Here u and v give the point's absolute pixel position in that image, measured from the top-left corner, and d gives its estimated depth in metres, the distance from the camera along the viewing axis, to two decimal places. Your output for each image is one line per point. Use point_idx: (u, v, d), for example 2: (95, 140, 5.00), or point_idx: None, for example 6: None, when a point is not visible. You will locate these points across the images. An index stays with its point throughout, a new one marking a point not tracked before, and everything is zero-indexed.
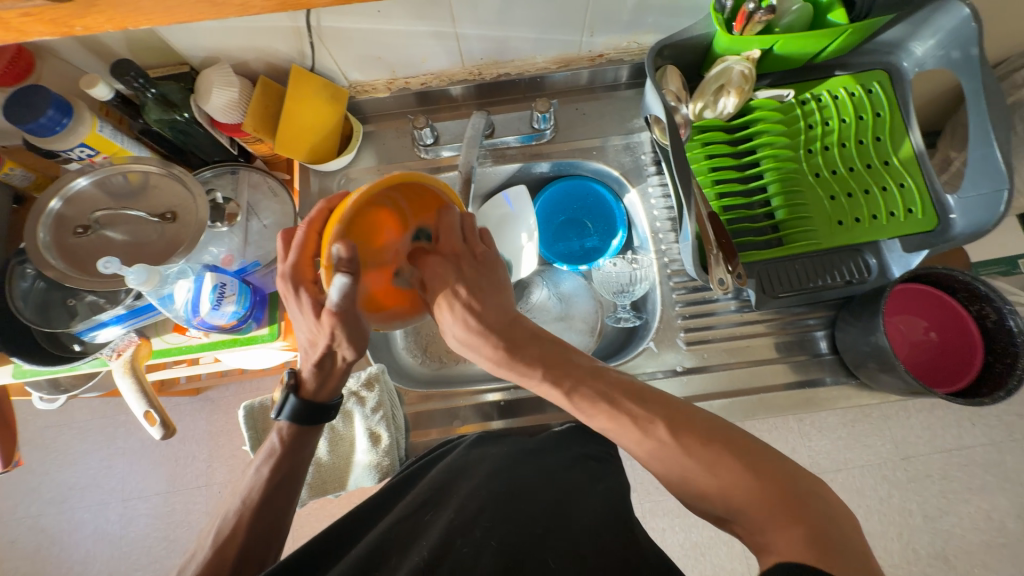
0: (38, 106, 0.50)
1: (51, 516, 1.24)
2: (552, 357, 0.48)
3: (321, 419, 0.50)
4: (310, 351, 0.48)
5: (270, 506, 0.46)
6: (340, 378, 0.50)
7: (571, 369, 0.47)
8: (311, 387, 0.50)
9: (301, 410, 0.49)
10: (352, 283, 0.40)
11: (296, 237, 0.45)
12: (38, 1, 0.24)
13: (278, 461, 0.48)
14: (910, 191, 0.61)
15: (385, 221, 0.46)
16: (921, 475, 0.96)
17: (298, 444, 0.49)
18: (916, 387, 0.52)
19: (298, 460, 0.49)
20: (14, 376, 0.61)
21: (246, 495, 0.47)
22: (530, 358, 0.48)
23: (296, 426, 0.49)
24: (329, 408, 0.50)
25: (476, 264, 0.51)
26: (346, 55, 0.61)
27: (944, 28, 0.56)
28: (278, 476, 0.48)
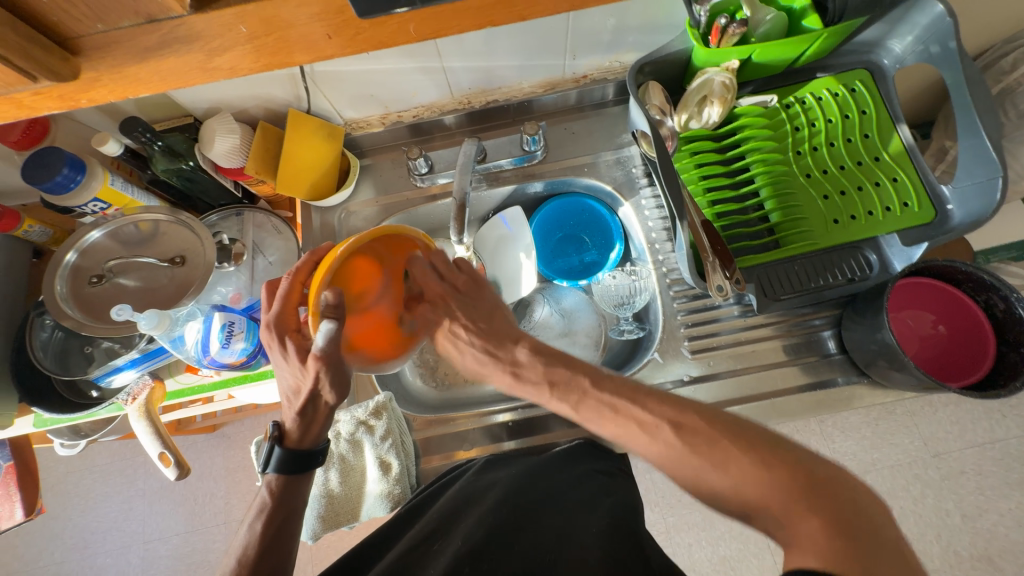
0: (53, 165, 0.53)
1: (75, 562, 1.25)
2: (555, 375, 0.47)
3: (309, 466, 0.50)
4: (296, 396, 0.49)
5: (267, 557, 0.45)
6: (326, 422, 0.51)
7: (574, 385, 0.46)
8: (297, 433, 0.50)
9: (287, 459, 0.49)
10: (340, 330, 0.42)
11: (280, 288, 0.47)
12: (46, 82, 0.26)
13: (271, 514, 0.48)
14: (904, 185, 0.61)
15: (368, 268, 0.47)
16: (954, 472, 0.93)
17: (289, 492, 0.49)
18: (928, 383, 0.51)
19: (289, 509, 0.48)
20: (35, 426, 0.63)
21: (243, 549, 0.46)
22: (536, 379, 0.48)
23: (285, 474, 0.49)
24: (317, 452, 0.51)
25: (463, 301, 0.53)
26: (340, 96, 0.64)
27: (920, 24, 0.57)
28: (272, 525, 0.47)
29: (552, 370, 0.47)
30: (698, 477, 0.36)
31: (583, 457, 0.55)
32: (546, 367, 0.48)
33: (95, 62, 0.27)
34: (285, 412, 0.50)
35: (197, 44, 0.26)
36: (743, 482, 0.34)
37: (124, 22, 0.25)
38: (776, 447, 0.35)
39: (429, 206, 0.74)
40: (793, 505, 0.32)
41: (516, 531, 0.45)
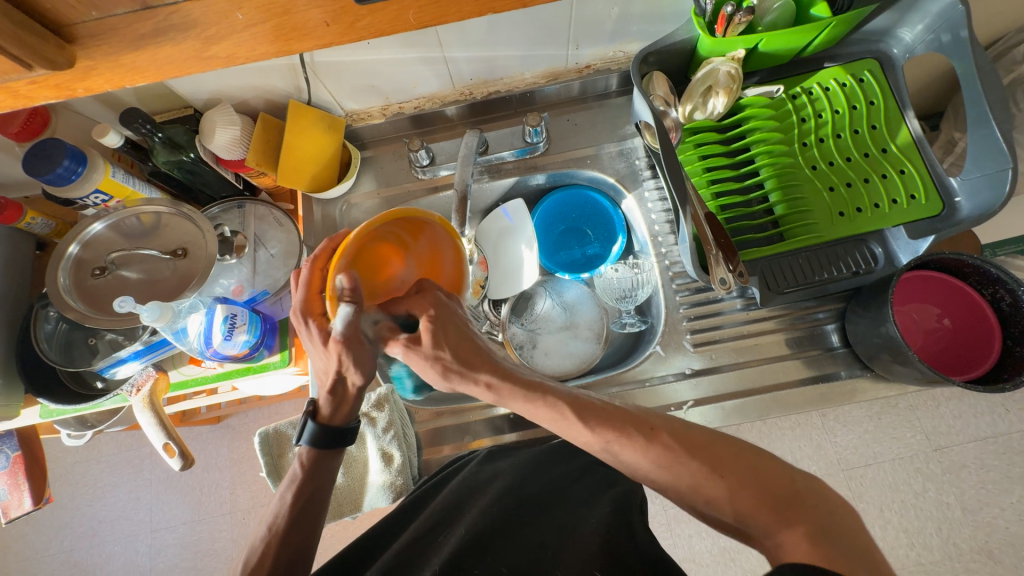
0: (54, 157, 0.53)
1: (83, 550, 1.27)
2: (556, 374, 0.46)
3: (342, 442, 0.50)
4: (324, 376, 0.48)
5: (296, 528, 0.46)
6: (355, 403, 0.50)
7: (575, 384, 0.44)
8: (330, 411, 0.50)
9: (319, 435, 0.49)
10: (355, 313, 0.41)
11: (301, 275, 0.46)
12: (42, 71, 0.25)
13: (301, 486, 0.48)
14: (912, 177, 0.60)
15: (387, 252, 0.47)
16: (956, 466, 0.93)
17: (320, 468, 0.49)
18: (933, 377, 0.51)
19: (320, 484, 0.48)
20: (40, 417, 0.64)
21: (270, 523, 0.46)
22: (536, 379, 0.46)
23: (315, 451, 0.49)
24: (349, 432, 0.50)
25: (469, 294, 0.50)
26: (341, 87, 0.64)
27: (931, 12, 0.56)
28: (302, 499, 0.47)
29: (553, 372, 0.46)
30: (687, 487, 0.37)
31: (582, 449, 0.56)
32: (548, 369, 0.46)
33: (91, 51, 0.26)
34: (320, 388, 0.50)
35: (194, 32, 0.26)
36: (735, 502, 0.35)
37: (119, 9, 0.25)
38: (765, 468, 0.36)
39: (430, 198, 0.74)
40: (776, 514, 0.34)
41: (518, 521, 0.45)
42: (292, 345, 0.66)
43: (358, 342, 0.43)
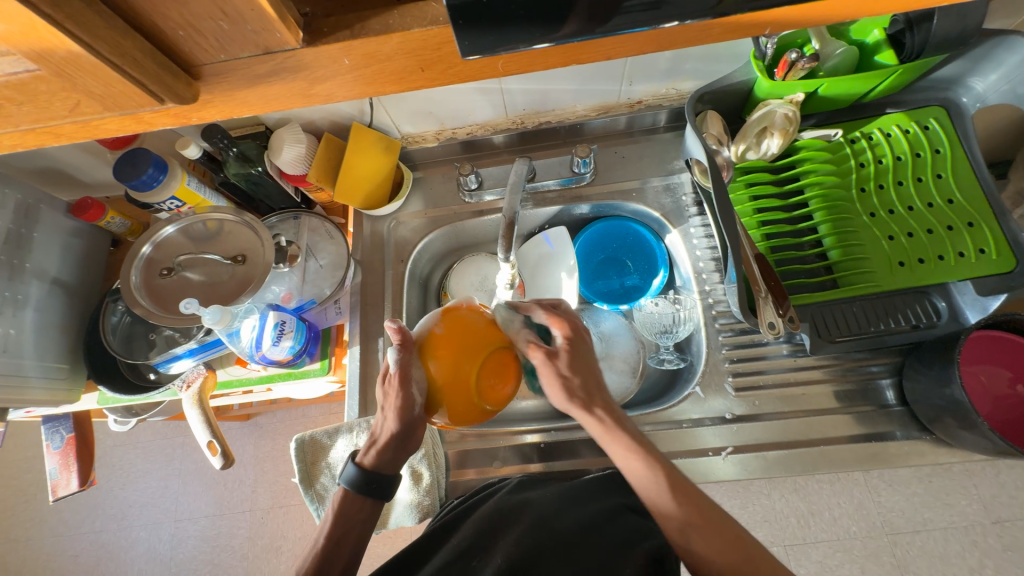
0: (141, 165, 0.58)
1: (112, 532, 1.31)
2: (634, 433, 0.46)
3: (377, 495, 0.50)
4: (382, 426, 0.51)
5: (334, 557, 0.47)
6: (398, 447, 0.50)
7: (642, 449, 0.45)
8: (374, 455, 0.51)
9: (360, 481, 0.49)
10: (403, 355, 0.46)
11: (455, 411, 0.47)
12: (169, 103, 0.26)
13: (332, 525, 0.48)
14: (981, 231, 0.57)
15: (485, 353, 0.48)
16: (1019, 544, 0.84)
17: (351, 508, 0.49)
18: (1005, 448, 0.47)
19: (348, 526, 0.48)
20: (98, 403, 0.67)
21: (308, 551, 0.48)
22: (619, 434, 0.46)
23: (348, 492, 0.49)
24: (388, 480, 0.50)
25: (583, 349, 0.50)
26: (400, 111, 0.67)
27: (1008, 64, 0.55)
28: (340, 547, 0.47)
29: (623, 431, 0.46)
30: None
31: (614, 488, 0.54)
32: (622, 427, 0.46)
33: (211, 86, 0.28)
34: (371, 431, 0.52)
35: (302, 73, 0.27)
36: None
37: (243, 53, 0.26)
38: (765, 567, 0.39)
39: (475, 221, 0.75)
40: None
41: (553, 550, 0.45)
42: (331, 355, 0.68)
43: (410, 386, 0.47)
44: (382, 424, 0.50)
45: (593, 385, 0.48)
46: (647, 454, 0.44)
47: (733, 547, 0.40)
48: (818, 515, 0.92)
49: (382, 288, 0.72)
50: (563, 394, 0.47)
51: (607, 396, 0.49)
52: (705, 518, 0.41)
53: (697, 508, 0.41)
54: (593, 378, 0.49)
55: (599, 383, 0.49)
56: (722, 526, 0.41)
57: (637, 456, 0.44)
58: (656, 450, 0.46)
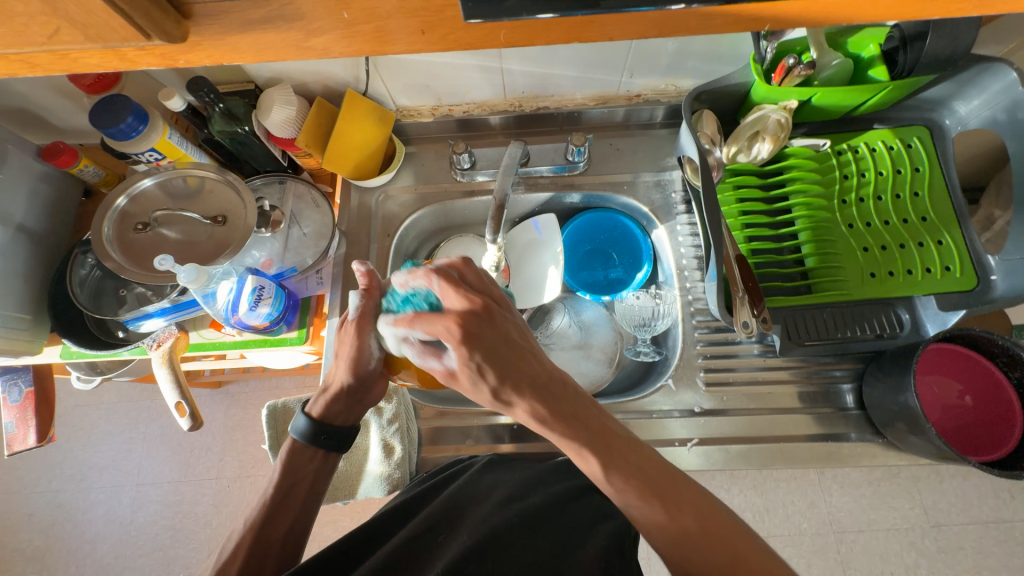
0: (119, 113, 0.55)
1: (69, 493, 1.28)
2: (584, 416, 0.39)
3: (329, 446, 0.50)
4: (333, 375, 0.50)
5: (280, 518, 0.47)
6: (351, 398, 0.51)
7: (609, 439, 0.39)
8: (324, 405, 0.50)
9: (311, 431, 0.50)
10: (365, 299, 0.47)
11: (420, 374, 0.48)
12: (156, 40, 0.25)
13: (279, 479, 0.48)
14: (948, 249, 0.60)
15: None
16: (953, 547, 0.91)
17: (298, 464, 0.49)
18: (948, 453, 0.50)
19: (297, 479, 0.48)
20: (61, 357, 0.65)
21: (252, 514, 0.47)
22: (568, 422, 0.38)
23: (299, 444, 0.49)
24: (337, 432, 0.50)
25: (484, 320, 0.38)
26: (397, 82, 0.66)
27: (990, 89, 0.56)
28: (282, 501, 0.47)
29: (562, 417, 0.38)
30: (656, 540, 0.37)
31: (581, 471, 0.55)
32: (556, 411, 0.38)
33: (203, 28, 0.26)
34: (324, 378, 0.51)
35: (300, 24, 0.26)
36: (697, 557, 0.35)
37: None
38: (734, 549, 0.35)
39: (466, 202, 0.75)
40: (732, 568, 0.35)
41: (519, 531, 0.45)
42: (310, 325, 0.67)
43: (366, 333, 0.47)
44: (334, 372, 0.50)
45: (509, 375, 0.38)
46: (581, 433, 0.38)
47: (671, 506, 0.37)
48: (773, 511, 0.96)
49: (366, 261, 0.71)
50: (477, 396, 0.39)
51: (533, 382, 0.39)
52: (642, 486, 0.37)
53: (632, 478, 0.37)
54: (507, 360, 0.38)
55: (518, 357, 0.38)
56: (661, 492, 0.37)
57: (572, 439, 0.38)
58: (590, 418, 0.39)
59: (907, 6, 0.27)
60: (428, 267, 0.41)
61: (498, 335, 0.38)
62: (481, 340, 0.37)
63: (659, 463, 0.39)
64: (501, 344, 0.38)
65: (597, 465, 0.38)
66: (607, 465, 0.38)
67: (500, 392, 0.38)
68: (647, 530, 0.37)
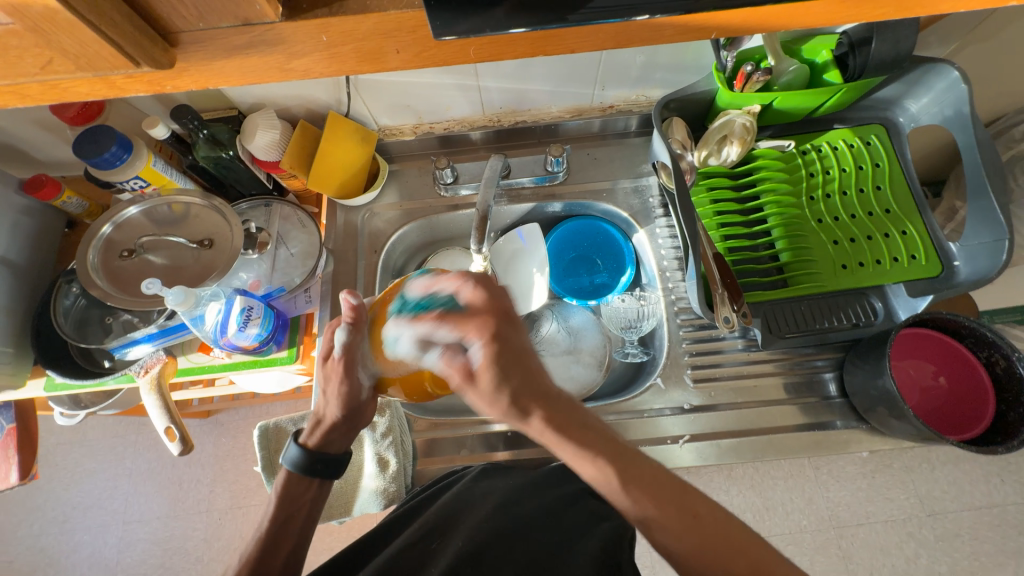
0: (103, 143, 0.56)
1: (51, 536, 1.23)
2: (604, 444, 0.39)
3: (323, 474, 0.50)
4: (324, 407, 0.50)
5: (275, 548, 0.46)
6: (345, 427, 0.51)
7: (626, 459, 0.39)
8: (319, 436, 0.51)
9: (304, 461, 0.49)
10: (352, 334, 0.46)
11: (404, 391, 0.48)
12: (145, 68, 0.26)
13: (275, 511, 0.47)
14: (912, 239, 0.63)
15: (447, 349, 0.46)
16: (949, 534, 0.92)
17: (295, 494, 0.49)
18: (927, 433, 0.52)
19: (293, 510, 0.48)
20: (44, 390, 0.64)
21: (249, 544, 0.46)
22: (588, 443, 0.38)
23: (294, 475, 0.49)
24: (334, 460, 0.50)
25: (507, 331, 0.40)
26: (378, 103, 0.68)
27: (936, 87, 0.60)
28: (277, 531, 0.46)
29: (577, 438, 0.38)
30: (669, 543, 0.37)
31: (575, 476, 0.56)
32: (571, 428, 0.39)
33: (189, 55, 0.28)
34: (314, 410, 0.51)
35: (281, 48, 0.28)
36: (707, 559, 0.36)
37: (223, 23, 0.26)
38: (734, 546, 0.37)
39: (450, 215, 0.76)
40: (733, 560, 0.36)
41: (514, 536, 0.45)
42: (300, 343, 0.67)
43: (356, 368, 0.48)
44: (325, 406, 0.50)
45: (525, 386, 0.39)
46: (594, 449, 0.38)
47: (691, 517, 0.37)
48: (773, 510, 0.96)
49: (354, 278, 0.72)
50: (493, 406, 0.39)
51: (545, 393, 0.40)
52: (658, 497, 0.37)
53: (648, 487, 0.38)
54: (525, 371, 0.39)
55: (533, 372, 0.40)
56: (677, 501, 0.37)
57: (585, 454, 0.38)
58: (599, 428, 0.40)
59: (847, 12, 0.30)
60: (460, 270, 0.42)
61: (520, 347, 0.40)
62: (505, 345, 0.39)
63: (672, 480, 0.39)
64: (520, 354, 0.40)
65: (617, 481, 0.37)
66: (625, 483, 0.38)
67: (517, 401, 0.39)
68: (660, 533, 0.37)
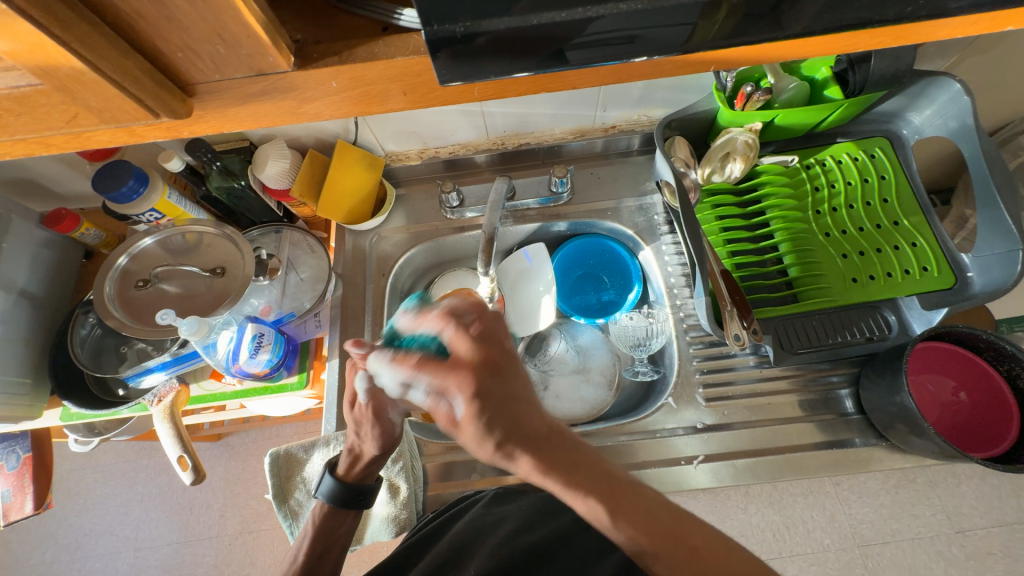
0: (121, 178, 0.58)
1: (63, 564, 1.23)
2: (605, 483, 0.34)
3: (358, 505, 0.50)
4: (357, 446, 0.50)
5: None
6: (381, 462, 0.50)
7: (623, 496, 0.34)
8: (356, 470, 0.50)
9: (340, 493, 0.49)
10: (373, 382, 0.45)
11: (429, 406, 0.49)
12: (163, 117, 0.28)
13: (312, 542, 0.48)
14: (923, 251, 0.62)
15: None
16: (981, 552, 0.88)
17: (330, 525, 0.49)
18: (949, 452, 0.51)
19: (330, 541, 0.49)
20: (61, 420, 0.65)
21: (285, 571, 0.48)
22: (585, 484, 0.33)
23: (330, 507, 0.49)
24: (370, 490, 0.51)
25: (495, 365, 0.35)
26: (384, 131, 0.69)
27: (939, 100, 0.60)
28: (315, 560, 0.48)
29: (572, 482, 0.33)
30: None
31: None
32: (565, 471, 0.33)
33: (205, 103, 0.29)
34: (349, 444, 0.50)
35: (292, 93, 0.29)
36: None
37: (237, 73, 0.27)
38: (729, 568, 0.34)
39: (456, 237, 0.77)
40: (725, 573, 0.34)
41: (526, 566, 0.44)
42: (310, 368, 0.67)
43: (385, 409, 0.46)
44: (360, 442, 0.49)
45: (512, 429, 0.34)
46: (584, 484, 0.33)
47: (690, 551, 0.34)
48: (793, 528, 0.93)
49: (363, 302, 0.73)
50: (480, 449, 0.34)
51: (534, 437, 0.34)
52: (651, 532, 0.34)
53: (641, 522, 0.34)
54: (512, 411, 0.34)
55: (523, 415, 0.34)
56: (670, 532, 0.34)
57: (574, 492, 0.33)
58: (592, 462, 0.35)
59: (843, 42, 0.30)
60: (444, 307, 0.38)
61: (508, 389, 0.34)
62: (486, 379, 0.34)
63: (665, 509, 0.36)
64: (510, 398, 0.34)
65: (607, 516, 0.34)
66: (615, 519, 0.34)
67: (504, 444, 0.33)
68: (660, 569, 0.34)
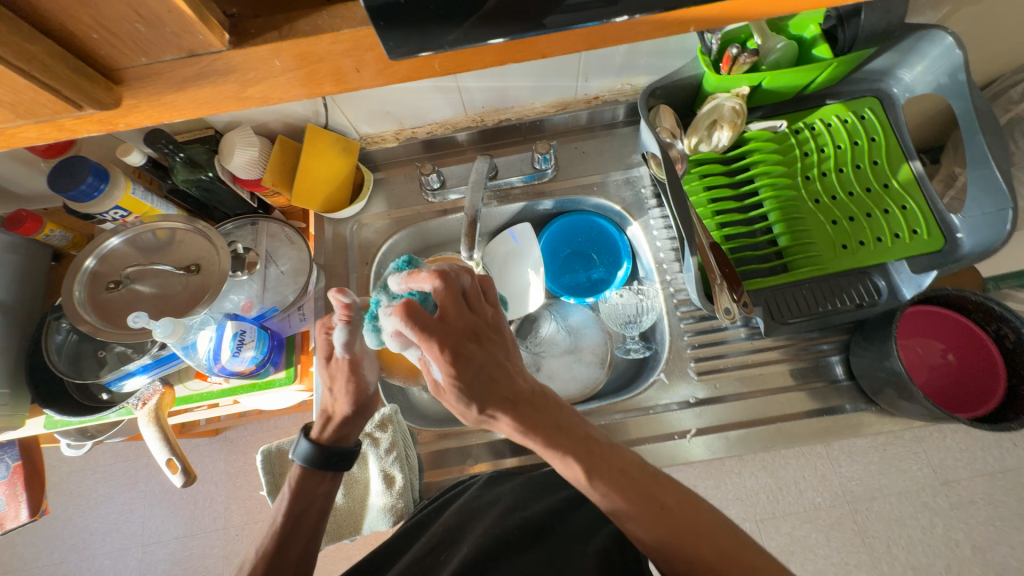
0: (79, 174, 0.55)
1: (73, 563, 1.24)
2: (580, 436, 0.40)
3: (337, 467, 0.50)
4: (331, 403, 0.50)
5: (288, 545, 0.46)
6: (356, 420, 0.51)
7: (596, 448, 0.40)
8: (330, 431, 0.50)
9: (315, 455, 0.49)
10: (349, 333, 0.46)
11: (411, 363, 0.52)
12: (90, 109, 0.25)
13: (288, 508, 0.48)
14: (913, 213, 0.61)
15: None
16: (964, 501, 0.91)
17: (307, 489, 0.49)
18: (938, 414, 0.51)
19: (308, 503, 0.49)
20: (46, 427, 0.64)
21: (259, 541, 0.47)
22: (558, 445, 0.39)
23: (307, 470, 0.49)
24: (348, 453, 0.50)
25: (477, 337, 0.40)
26: (357, 112, 0.66)
27: (930, 55, 0.58)
28: (286, 528, 0.47)
29: (543, 440, 0.39)
30: (659, 541, 0.37)
31: None
32: (539, 432, 0.39)
33: (136, 91, 0.27)
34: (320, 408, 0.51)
35: (233, 76, 0.27)
36: (687, 548, 0.37)
37: (167, 55, 0.25)
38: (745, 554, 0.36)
39: (440, 220, 0.75)
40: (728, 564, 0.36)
41: (520, 539, 0.45)
42: (298, 362, 0.66)
43: (362, 366, 0.48)
44: (332, 404, 0.49)
45: (491, 395, 0.39)
46: (561, 444, 0.39)
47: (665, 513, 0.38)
48: (785, 489, 0.96)
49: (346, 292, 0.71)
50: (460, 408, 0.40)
51: (512, 398, 0.40)
52: (626, 489, 0.38)
53: (615, 484, 0.38)
54: (487, 385, 0.39)
55: (500, 377, 0.39)
56: (644, 493, 0.38)
57: (551, 450, 0.39)
58: (571, 427, 0.41)
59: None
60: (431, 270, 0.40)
61: (487, 360, 0.39)
62: (465, 364, 0.38)
63: (642, 473, 0.40)
64: (483, 370, 0.39)
65: (581, 472, 0.39)
66: (592, 478, 0.39)
67: (483, 407, 0.39)
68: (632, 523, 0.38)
